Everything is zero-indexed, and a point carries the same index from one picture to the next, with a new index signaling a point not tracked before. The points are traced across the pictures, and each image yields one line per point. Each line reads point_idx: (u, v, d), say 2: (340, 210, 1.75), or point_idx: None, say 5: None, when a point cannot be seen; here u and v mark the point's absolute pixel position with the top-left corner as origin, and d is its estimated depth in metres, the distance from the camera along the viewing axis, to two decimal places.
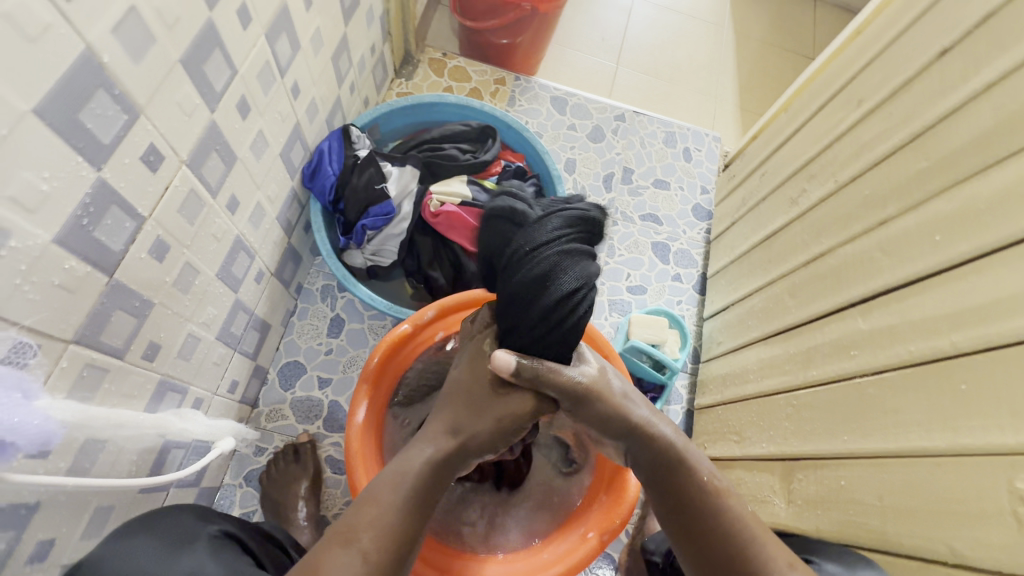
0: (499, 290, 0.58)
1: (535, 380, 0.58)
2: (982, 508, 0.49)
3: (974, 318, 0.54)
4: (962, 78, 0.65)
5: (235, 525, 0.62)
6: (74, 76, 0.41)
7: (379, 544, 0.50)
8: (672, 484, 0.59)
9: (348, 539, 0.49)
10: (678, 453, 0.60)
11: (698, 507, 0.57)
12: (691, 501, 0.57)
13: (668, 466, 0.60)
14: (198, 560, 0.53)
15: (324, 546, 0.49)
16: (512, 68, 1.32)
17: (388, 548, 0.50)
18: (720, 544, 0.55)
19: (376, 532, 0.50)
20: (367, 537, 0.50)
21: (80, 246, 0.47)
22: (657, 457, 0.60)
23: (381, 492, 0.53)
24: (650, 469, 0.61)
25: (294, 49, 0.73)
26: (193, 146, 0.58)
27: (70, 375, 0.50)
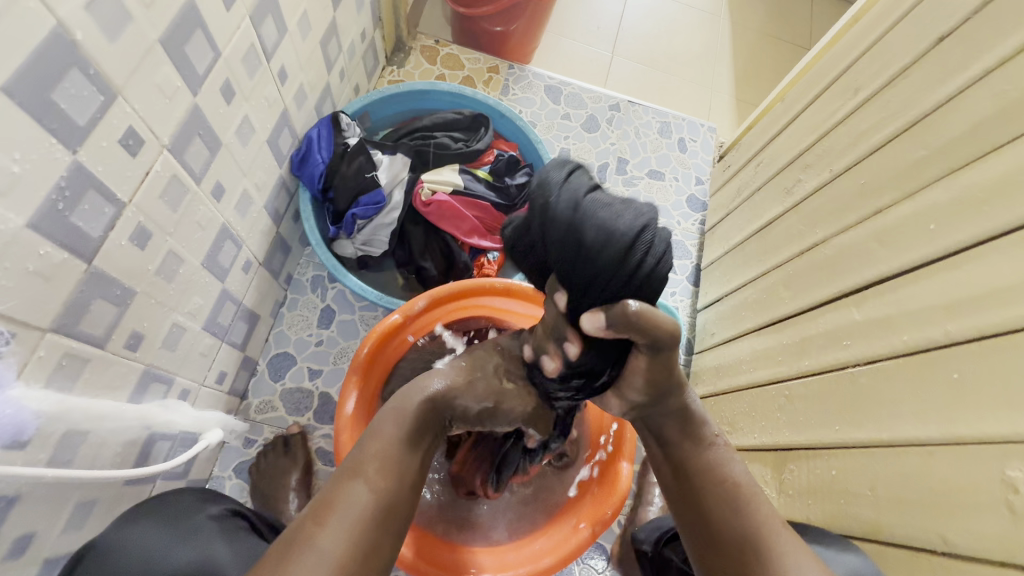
0: (563, 271, 0.50)
1: (633, 328, 0.49)
2: (974, 498, 0.48)
3: (969, 308, 0.53)
4: (961, 65, 0.64)
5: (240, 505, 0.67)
6: (44, 55, 0.40)
7: (384, 474, 0.51)
8: (677, 436, 0.60)
9: (355, 471, 0.51)
10: (695, 411, 0.60)
11: (703, 462, 0.57)
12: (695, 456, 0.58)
13: (682, 421, 0.59)
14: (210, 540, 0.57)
15: (335, 481, 0.50)
16: (506, 57, 1.30)
17: (392, 482, 0.51)
18: (715, 499, 0.54)
19: (379, 464, 0.51)
20: (372, 467, 0.51)
21: (55, 231, 0.46)
22: (676, 412, 0.59)
23: (386, 427, 0.55)
24: (667, 424, 0.60)
25: (280, 32, 0.71)
26: (175, 130, 0.57)
27: (48, 364, 0.49)
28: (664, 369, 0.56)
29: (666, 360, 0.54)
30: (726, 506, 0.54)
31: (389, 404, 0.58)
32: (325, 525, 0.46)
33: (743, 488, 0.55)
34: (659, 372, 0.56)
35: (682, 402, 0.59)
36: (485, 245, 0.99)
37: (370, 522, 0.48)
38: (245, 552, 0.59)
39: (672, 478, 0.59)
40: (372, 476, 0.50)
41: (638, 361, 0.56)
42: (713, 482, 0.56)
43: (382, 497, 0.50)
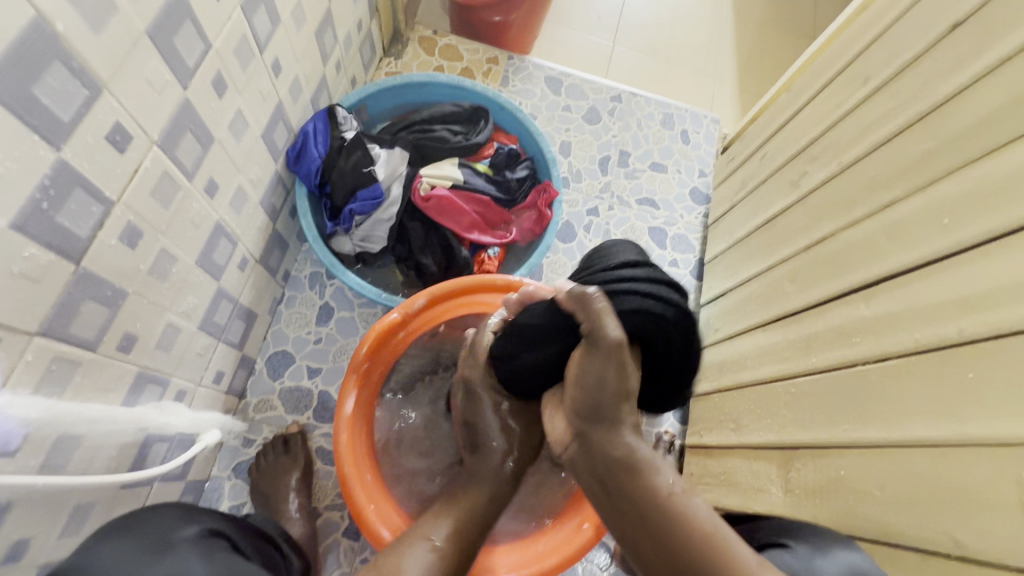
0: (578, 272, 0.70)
1: (580, 310, 0.59)
2: (989, 500, 0.47)
3: (984, 305, 0.52)
4: (975, 53, 0.62)
5: (224, 524, 0.61)
6: (24, 46, 0.38)
7: (451, 536, 0.61)
8: (629, 483, 0.54)
9: (424, 534, 0.60)
10: (639, 455, 0.56)
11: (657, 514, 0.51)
12: (652, 501, 0.52)
13: (626, 467, 0.55)
14: (184, 556, 0.51)
15: None
16: (505, 47, 1.27)
17: (454, 539, 0.61)
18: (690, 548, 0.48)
19: (447, 531, 0.61)
20: (439, 533, 0.61)
21: (41, 231, 0.44)
22: (616, 454, 0.56)
23: None
24: (610, 466, 0.55)
25: (273, 23, 0.69)
26: (165, 125, 0.55)
27: (37, 369, 0.47)
28: (598, 387, 0.57)
29: (602, 367, 0.57)
30: (698, 553, 0.47)
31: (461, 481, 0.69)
32: None
33: (712, 533, 0.48)
34: (588, 380, 0.58)
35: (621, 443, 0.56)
36: (485, 241, 0.98)
37: None
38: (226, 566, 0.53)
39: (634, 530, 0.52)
40: None
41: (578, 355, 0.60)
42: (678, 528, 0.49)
43: None
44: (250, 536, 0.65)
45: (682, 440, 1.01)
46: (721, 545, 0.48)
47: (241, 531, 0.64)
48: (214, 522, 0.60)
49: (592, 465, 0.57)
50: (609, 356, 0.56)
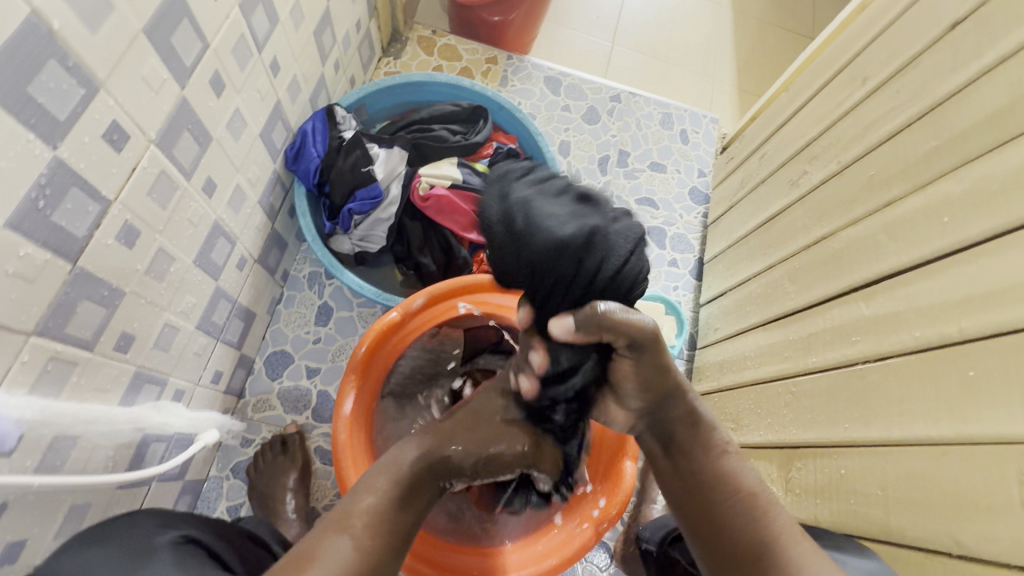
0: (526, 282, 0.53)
1: (603, 330, 0.52)
2: (988, 499, 0.47)
3: (984, 304, 0.52)
4: (975, 52, 0.62)
5: (203, 533, 0.59)
6: (21, 45, 0.38)
7: (370, 531, 0.50)
8: (690, 443, 0.60)
9: (343, 524, 0.50)
10: (706, 418, 0.61)
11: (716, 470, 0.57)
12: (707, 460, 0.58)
13: (693, 429, 0.60)
14: (162, 567, 0.50)
15: (321, 531, 0.49)
16: (504, 47, 1.27)
17: (377, 536, 0.51)
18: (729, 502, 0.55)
19: (367, 520, 0.51)
20: (360, 523, 0.50)
21: (37, 231, 0.44)
22: (684, 416, 0.61)
23: (379, 483, 0.55)
24: (678, 428, 0.61)
25: (271, 22, 0.69)
26: (162, 124, 0.55)
27: (33, 369, 0.47)
28: (657, 372, 0.59)
29: (657, 360, 0.57)
30: (740, 502, 0.54)
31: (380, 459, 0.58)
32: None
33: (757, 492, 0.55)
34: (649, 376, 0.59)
35: (689, 408, 0.61)
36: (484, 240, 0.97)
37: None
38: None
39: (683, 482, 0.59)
40: (360, 528, 0.50)
41: (626, 365, 0.59)
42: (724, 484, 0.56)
43: (365, 558, 0.49)
44: (235, 542, 0.63)
45: None
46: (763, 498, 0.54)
47: (222, 539, 0.62)
48: (190, 531, 0.58)
49: (658, 427, 0.63)
50: (648, 346, 0.55)
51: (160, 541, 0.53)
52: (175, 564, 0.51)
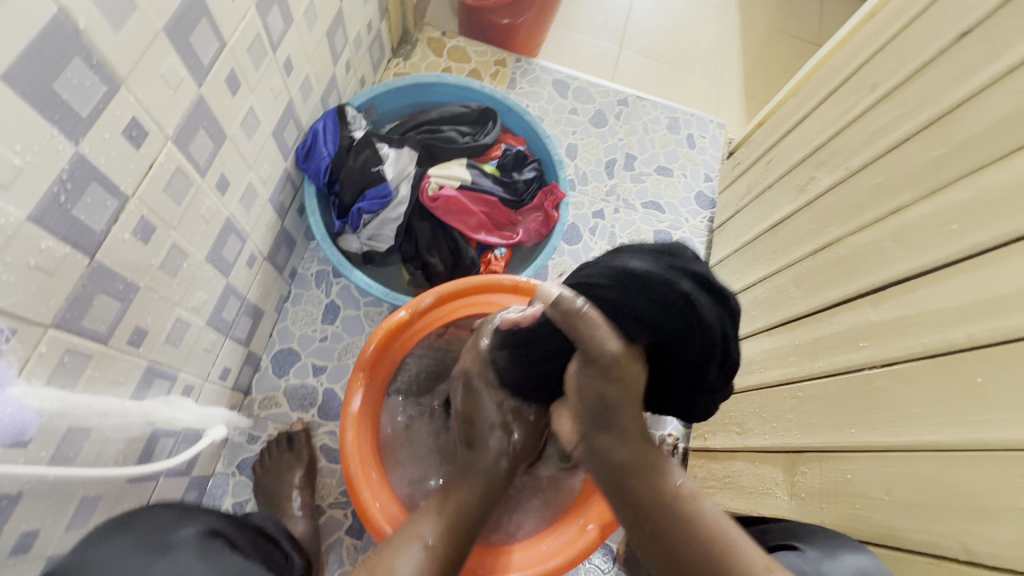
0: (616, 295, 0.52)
1: (569, 326, 0.53)
2: (996, 504, 0.47)
3: (991, 311, 0.52)
4: (984, 61, 0.63)
5: (222, 522, 0.61)
6: (46, 42, 0.38)
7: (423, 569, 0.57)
8: (642, 492, 0.59)
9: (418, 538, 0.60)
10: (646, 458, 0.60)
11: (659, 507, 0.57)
12: (662, 503, 0.57)
13: (629, 471, 0.60)
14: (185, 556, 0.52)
15: (394, 544, 0.59)
16: (512, 50, 1.28)
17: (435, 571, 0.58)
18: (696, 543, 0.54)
19: (417, 560, 0.57)
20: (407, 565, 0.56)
21: (58, 224, 0.44)
22: (621, 461, 0.60)
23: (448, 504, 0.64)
24: (620, 475, 0.60)
25: (286, 22, 0.70)
26: (179, 121, 0.55)
27: (51, 361, 0.48)
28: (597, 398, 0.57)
29: (597, 386, 0.56)
30: (703, 548, 0.53)
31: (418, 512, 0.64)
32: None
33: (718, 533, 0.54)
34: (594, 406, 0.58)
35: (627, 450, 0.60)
36: (492, 241, 0.99)
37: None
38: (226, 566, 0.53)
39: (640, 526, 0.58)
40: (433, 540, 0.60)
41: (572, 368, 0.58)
42: (692, 533, 0.55)
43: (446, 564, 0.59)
44: (251, 534, 0.65)
45: (686, 442, 1.01)
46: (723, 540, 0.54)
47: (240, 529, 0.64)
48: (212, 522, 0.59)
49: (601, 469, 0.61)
50: (605, 368, 0.53)
51: (180, 532, 0.55)
52: (196, 552, 0.53)
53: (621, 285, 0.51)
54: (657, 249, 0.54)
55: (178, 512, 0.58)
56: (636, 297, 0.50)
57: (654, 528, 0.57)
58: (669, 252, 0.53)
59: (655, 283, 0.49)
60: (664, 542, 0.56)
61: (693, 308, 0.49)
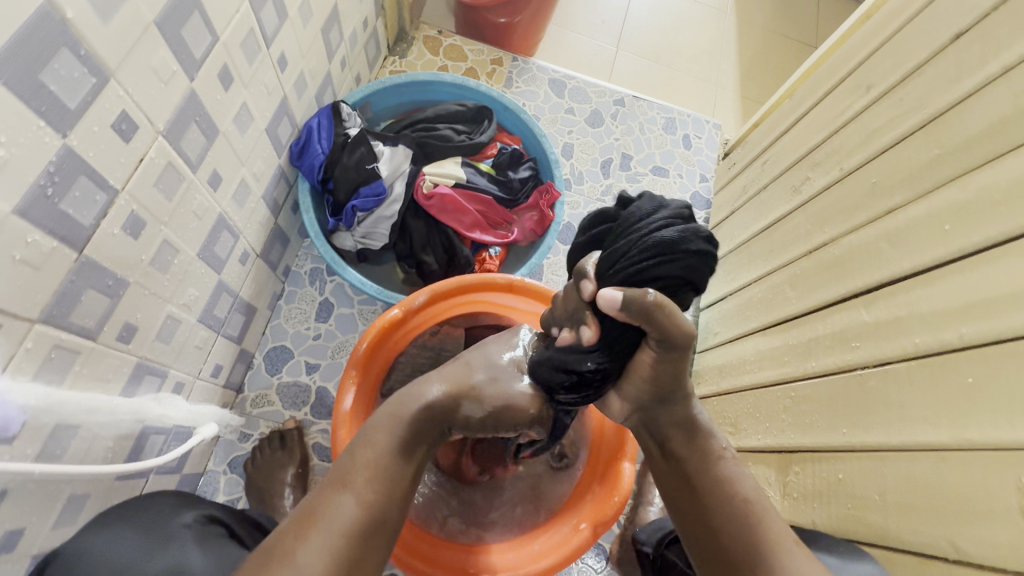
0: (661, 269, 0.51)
1: (648, 322, 0.50)
2: (986, 503, 0.47)
3: (984, 311, 0.52)
4: (978, 63, 0.63)
5: (222, 512, 0.62)
6: (32, 33, 0.38)
7: (372, 486, 0.51)
8: (688, 458, 0.58)
9: (343, 482, 0.51)
10: (701, 422, 0.59)
11: (707, 472, 0.56)
12: (707, 467, 0.57)
13: (685, 430, 0.59)
14: (183, 551, 0.52)
15: (321, 492, 0.50)
16: (509, 49, 1.28)
17: (382, 493, 0.51)
18: (733, 508, 0.54)
19: (369, 473, 0.51)
20: (360, 478, 0.51)
21: (44, 218, 0.44)
22: (678, 421, 0.59)
23: (379, 435, 0.54)
24: (673, 434, 0.60)
25: (280, 17, 0.69)
26: (170, 116, 0.55)
27: (37, 357, 0.47)
28: (671, 376, 0.56)
29: (678, 366, 0.55)
30: (737, 513, 0.53)
31: (384, 408, 0.57)
32: (306, 539, 0.46)
33: (753, 500, 0.54)
34: (658, 377, 0.56)
35: (686, 412, 0.59)
36: (487, 240, 0.98)
37: (353, 538, 0.48)
38: (225, 558, 0.54)
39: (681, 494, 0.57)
40: (360, 486, 0.50)
41: (644, 357, 0.55)
42: (729, 499, 0.54)
43: (370, 511, 0.50)
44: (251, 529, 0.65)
45: None
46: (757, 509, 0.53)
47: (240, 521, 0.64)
48: (211, 510, 0.60)
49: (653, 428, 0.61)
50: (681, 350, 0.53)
51: (171, 527, 0.54)
52: (196, 543, 0.54)
53: (671, 257, 0.50)
54: (651, 207, 0.53)
55: (176, 501, 0.59)
56: (680, 267, 0.50)
57: (690, 489, 0.56)
58: (659, 206, 0.53)
59: (693, 243, 0.50)
60: (699, 506, 0.55)
61: (712, 248, 0.52)
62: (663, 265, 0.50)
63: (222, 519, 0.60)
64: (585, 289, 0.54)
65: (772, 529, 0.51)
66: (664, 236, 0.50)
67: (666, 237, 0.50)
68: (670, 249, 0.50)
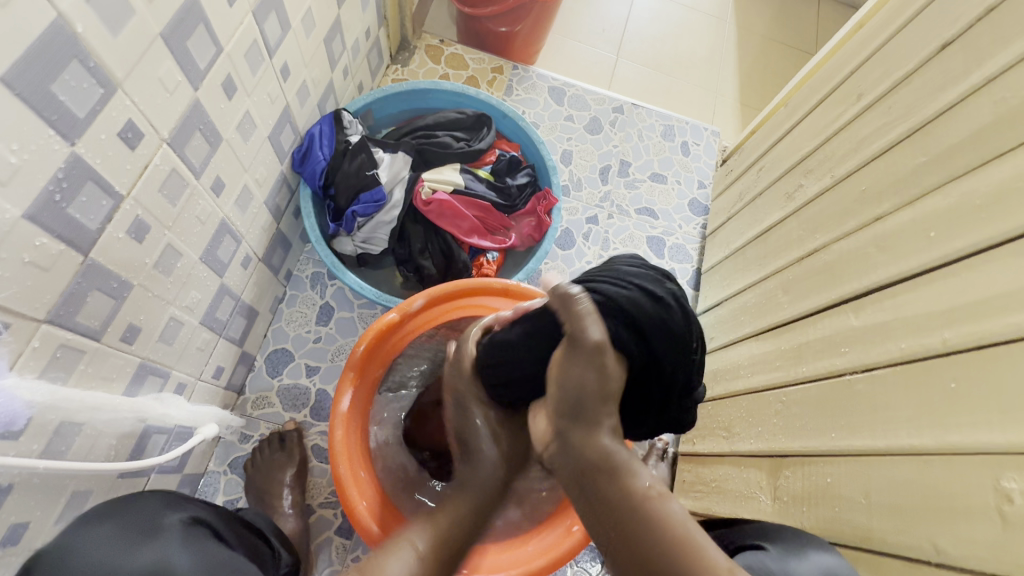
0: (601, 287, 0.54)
1: (563, 310, 0.53)
2: (967, 504, 0.48)
3: (967, 316, 0.53)
4: (963, 72, 0.64)
5: (208, 511, 0.63)
6: (44, 45, 0.40)
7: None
8: (611, 499, 0.49)
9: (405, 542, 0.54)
10: (616, 453, 0.50)
11: (630, 514, 0.48)
12: (629, 508, 0.48)
13: (602, 468, 0.50)
14: (167, 546, 0.53)
15: (385, 552, 0.53)
16: (510, 58, 1.30)
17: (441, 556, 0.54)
18: (662, 560, 0.45)
19: (432, 541, 0.54)
20: (424, 545, 0.53)
21: (52, 222, 0.46)
22: (592, 458, 0.50)
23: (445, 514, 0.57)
24: (591, 475, 0.50)
25: (283, 29, 0.71)
26: (175, 124, 0.57)
27: (43, 355, 0.49)
28: (578, 385, 0.51)
29: (588, 372, 0.50)
30: (670, 559, 0.45)
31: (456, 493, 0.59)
32: None
33: (687, 537, 0.46)
34: (568, 393, 0.51)
35: (599, 445, 0.50)
36: (484, 245, 1.00)
37: None
38: (210, 559, 0.55)
39: (611, 546, 0.48)
40: (424, 551, 0.53)
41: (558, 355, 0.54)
42: (660, 541, 0.46)
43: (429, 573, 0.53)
44: (238, 528, 0.66)
45: (676, 447, 1.01)
46: (690, 548, 0.45)
47: (224, 519, 0.65)
48: (197, 511, 0.61)
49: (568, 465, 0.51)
50: (590, 359, 0.50)
51: (166, 524, 0.56)
52: (182, 541, 0.55)
53: (620, 280, 0.54)
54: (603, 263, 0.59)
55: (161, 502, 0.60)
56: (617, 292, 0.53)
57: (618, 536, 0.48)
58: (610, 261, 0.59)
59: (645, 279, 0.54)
60: (632, 558, 0.46)
61: (666, 299, 0.53)
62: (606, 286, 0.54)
63: (207, 520, 0.61)
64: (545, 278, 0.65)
65: (714, 570, 0.44)
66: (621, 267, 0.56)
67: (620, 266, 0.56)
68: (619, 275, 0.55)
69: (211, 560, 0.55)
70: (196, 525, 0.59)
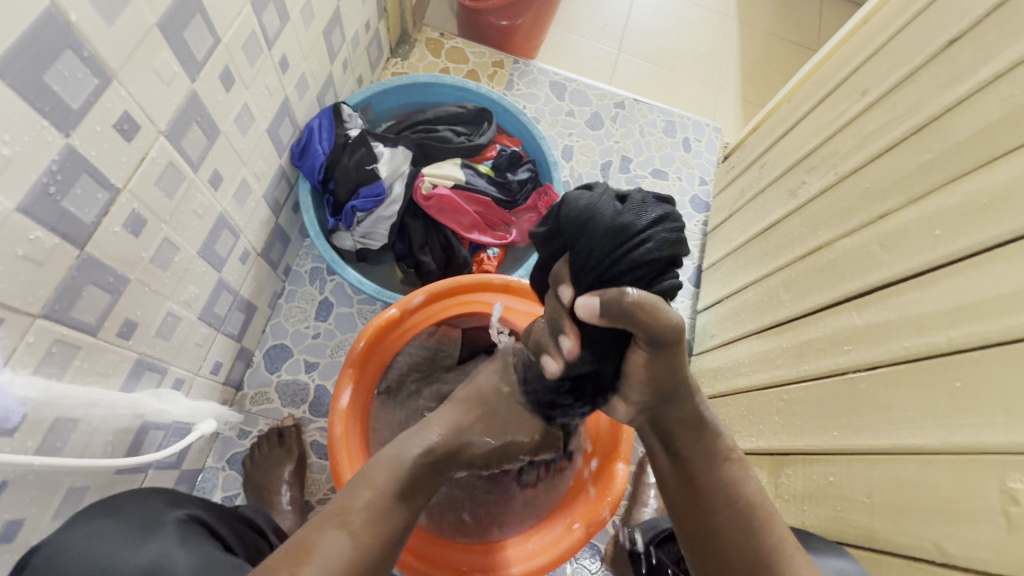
0: (627, 255, 0.50)
1: (631, 322, 0.50)
2: (970, 505, 0.48)
3: (972, 315, 0.52)
4: (970, 68, 0.63)
5: (205, 510, 0.62)
6: (37, 34, 0.39)
7: (371, 527, 0.49)
8: (693, 458, 0.58)
9: (342, 517, 0.49)
10: (710, 420, 0.59)
11: (711, 473, 0.57)
12: (711, 468, 0.57)
13: (695, 429, 0.59)
14: (164, 546, 0.52)
15: (317, 524, 0.48)
16: (511, 52, 1.29)
17: (378, 533, 0.49)
18: (726, 511, 0.54)
19: (368, 516, 0.49)
20: (359, 518, 0.49)
21: (47, 215, 0.45)
22: (688, 419, 0.59)
23: (381, 477, 0.53)
24: (678, 432, 0.59)
25: (282, 20, 0.70)
26: (171, 116, 0.56)
27: (38, 351, 0.48)
28: (669, 370, 0.55)
29: (673, 360, 0.55)
30: (734, 511, 0.54)
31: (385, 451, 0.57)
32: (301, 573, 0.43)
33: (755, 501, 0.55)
34: (662, 372, 0.56)
35: (695, 410, 0.59)
36: (485, 240, 0.99)
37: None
38: (207, 556, 0.54)
39: (682, 494, 0.58)
40: (359, 527, 0.48)
41: (638, 356, 0.55)
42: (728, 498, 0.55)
43: (363, 555, 0.47)
44: (236, 526, 0.66)
45: None
46: (755, 509, 0.54)
47: (222, 517, 0.64)
48: (194, 509, 0.60)
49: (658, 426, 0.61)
50: (672, 348, 0.53)
51: (163, 521, 0.55)
52: (179, 540, 0.54)
53: (625, 234, 0.50)
54: (585, 214, 0.53)
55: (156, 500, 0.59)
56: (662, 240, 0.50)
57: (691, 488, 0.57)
58: (591, 207, 0.53)
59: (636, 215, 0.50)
60: (700, 505, 0.56)
61: (665, 210, 0.52)
62: (628, 254, 0.50)
63: (205, 519, 0.60)
64: (549, 370, 0.60)
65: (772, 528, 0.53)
66: (607, 221, 0.51)
67: (606, 221, 0.51)
68: (620, 231, 0.50)
69: (209, 559, 0.54)
70: (192, 523, 0.58)
